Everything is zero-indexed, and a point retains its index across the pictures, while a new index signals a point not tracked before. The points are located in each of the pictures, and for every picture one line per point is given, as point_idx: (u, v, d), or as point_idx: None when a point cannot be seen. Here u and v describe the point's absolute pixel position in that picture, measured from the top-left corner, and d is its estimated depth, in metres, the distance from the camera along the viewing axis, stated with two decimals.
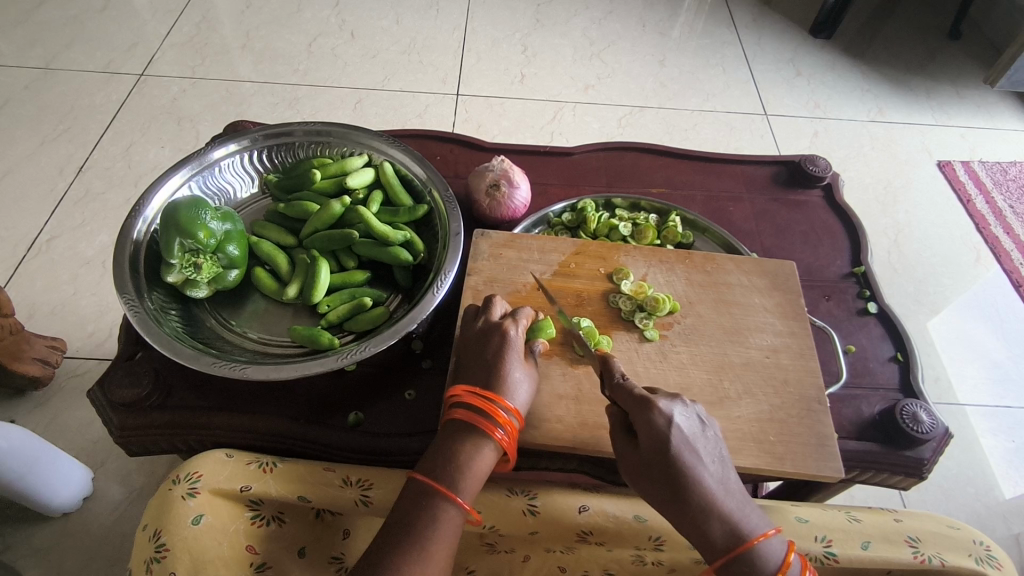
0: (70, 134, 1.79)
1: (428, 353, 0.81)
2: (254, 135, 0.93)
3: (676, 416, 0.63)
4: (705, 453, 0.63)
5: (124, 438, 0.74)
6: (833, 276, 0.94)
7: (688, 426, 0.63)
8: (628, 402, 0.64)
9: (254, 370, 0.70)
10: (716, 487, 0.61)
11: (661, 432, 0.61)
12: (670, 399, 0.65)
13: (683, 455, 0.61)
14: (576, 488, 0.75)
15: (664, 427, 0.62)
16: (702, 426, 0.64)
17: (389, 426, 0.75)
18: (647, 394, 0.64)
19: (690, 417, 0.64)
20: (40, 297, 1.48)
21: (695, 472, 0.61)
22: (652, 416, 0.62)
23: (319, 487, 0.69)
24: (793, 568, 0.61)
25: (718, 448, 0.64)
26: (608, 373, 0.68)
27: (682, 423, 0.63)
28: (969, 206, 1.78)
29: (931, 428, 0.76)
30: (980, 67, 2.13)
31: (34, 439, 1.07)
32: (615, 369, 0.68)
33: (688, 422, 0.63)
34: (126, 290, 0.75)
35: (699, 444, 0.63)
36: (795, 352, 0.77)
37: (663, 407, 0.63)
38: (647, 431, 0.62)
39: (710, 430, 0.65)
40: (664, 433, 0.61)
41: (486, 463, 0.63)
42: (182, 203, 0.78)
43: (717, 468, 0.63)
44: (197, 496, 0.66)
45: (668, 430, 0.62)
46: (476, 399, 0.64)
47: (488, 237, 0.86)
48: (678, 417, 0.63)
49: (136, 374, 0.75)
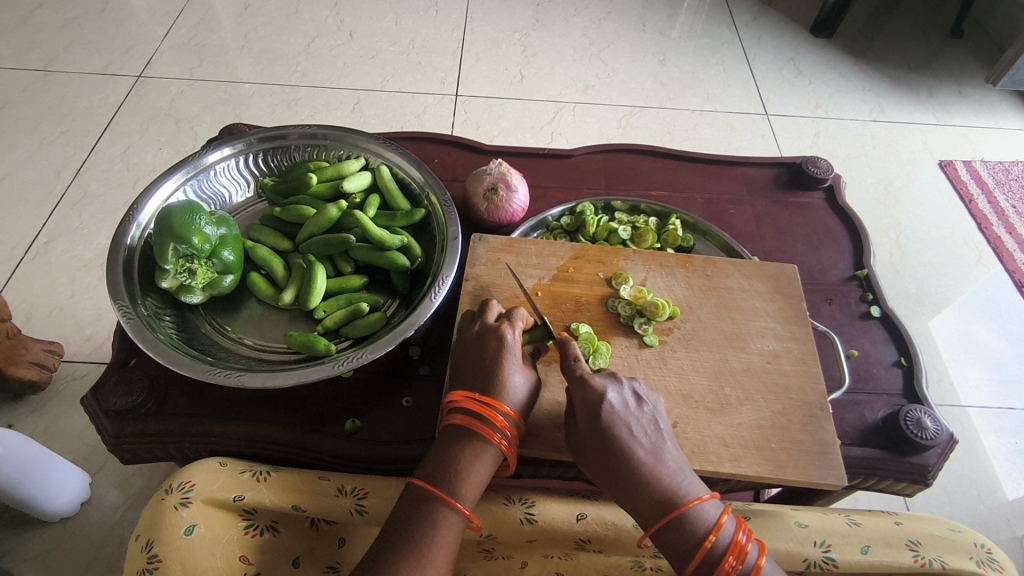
0: (68, 137, 1.78)
1: (426, 359, 0.80)
2: (250, 138, 0.92)
3: (608, 390, 0.65)
4: (638, 427, 0.64)
5: (118, 446, 0.73)
6: (835, 280, 0.93)
7: (620, 401, 0.65)
8: (568, 380, 0.68)
9: (249, 378, 0.69)
10: (647, 458, 0.63)
11: (592, 405, 0.64)
12: (607, 377, 0.67)
13: (612, 425, 0.64)
14: (574, 495, 0.73)
15: (596, 400, 0.65)
16: (639, 402, 0.66)
17: (387, 433, 0.74)
18: (584, 372, 0.67)
19: (625, 393, 0.66)
20: (38, 300, 1.47)
21: (626, 444, 0.63)
22: (585, 392, 0.65)
23: (313, 496, 0.69)
24: (726, 530, 0.61)
25: (656, 423, 0.66)
26: (564, 355, 0.70)
27: (615, 398, 0.65)
28: (971, 206, 1.77)
29: (935, 435, 0.75)
30: (982, 66, 2.12)
31: (31, 444, 1.07)
32: (574, 351, 0.70)
33: (621, 398, 0.66)
34: (119, 297, 0.74)
35: (631, 417, 0.65)
36: (797, 357, 0.76)
37: (596, 384, 0.66)
38: (582, 405, 0.65)
39: (648, 406, 0.66)
40: (595, 406, 0.64)
41: (486, 468, 0.62)
42: (176, 208, 0.77)
43: (651, 441, 0.64)
44: (190, 506, 0.65)
45: (599, 403, 0.64)
46: (475, 405, 0.63)
47: (486, 242, 0.85)
48: (611, 392, 0.65)
49: (130, 381, 0.74)
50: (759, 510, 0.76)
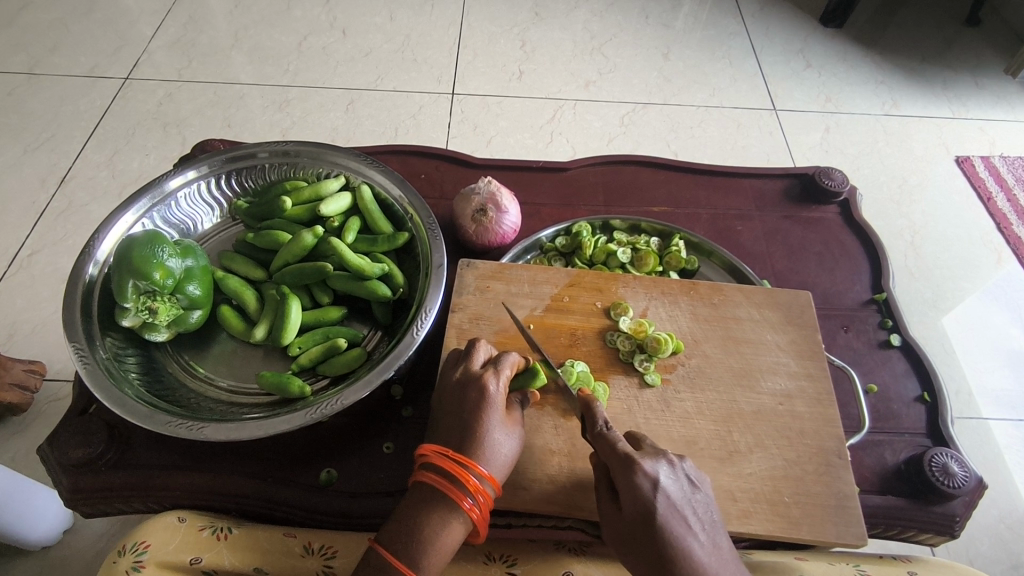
0: (52, 143, 1.72)
1: (409, 400, 0.74)
2: (213, 160, 0.86)
3: (661, 478, 0.57)
4: (694, 519, 0.56)
5: (74, 502, 0.68)
6: (851, 303, 0.87)
7: (675, 488, 0.57)
8: (610, 458, 0.58)
9: (212, 430, 0.64)
10: (709, 559, 0.54)
11: (645, 496, 0.55)
12: (656, 458, 0.58)
13: (670, 522, 0.55)
14: (561, 550, 0.67)
15: (649, 490, 0.56)
16: (692, 487, 0.58)
17: (366, 484, 0.68)
18: (630, 452, 0.58)
19: (679, 477, 0.58)
20: (21, 315, 1.40)
21: (684, 542, 0.55)
22: (635, 478, 0.56)
23: (277, 556, 0.63)
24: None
25: (709, 513, 0.58)
26: (591, 421, 0.61)
27: (669, 486, 0.57)
28: (989, 204, 1.69)
29: (963, 482, 0.69)
30: (1000, 55, 2.03)
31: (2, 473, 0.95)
32: (600, 414, 0.61)
33: (675, 484, 0.57)
34: (75, 338, 0.69)
35: (688, 510, 0.56)
36: (812, 397, 0.70)
37: (647, 468, 0.57)
38: (630, 495, 0.56)
39: (701, 493, 0.58)
40: (648, 497, 0.55)
41: (453, 538, 0.57)
42: (137, 239, 0.72)
43: (708, 536, 0.56)
44: (142, 570, 0.60)
45: (652, 494, 0.55)
46: (447, 463, 0.58)
47: (475, 268, 0.79)
48: (663, 478, 0.57)
49: (87, 431, 0.69)
50: (760, 563, 0.69)
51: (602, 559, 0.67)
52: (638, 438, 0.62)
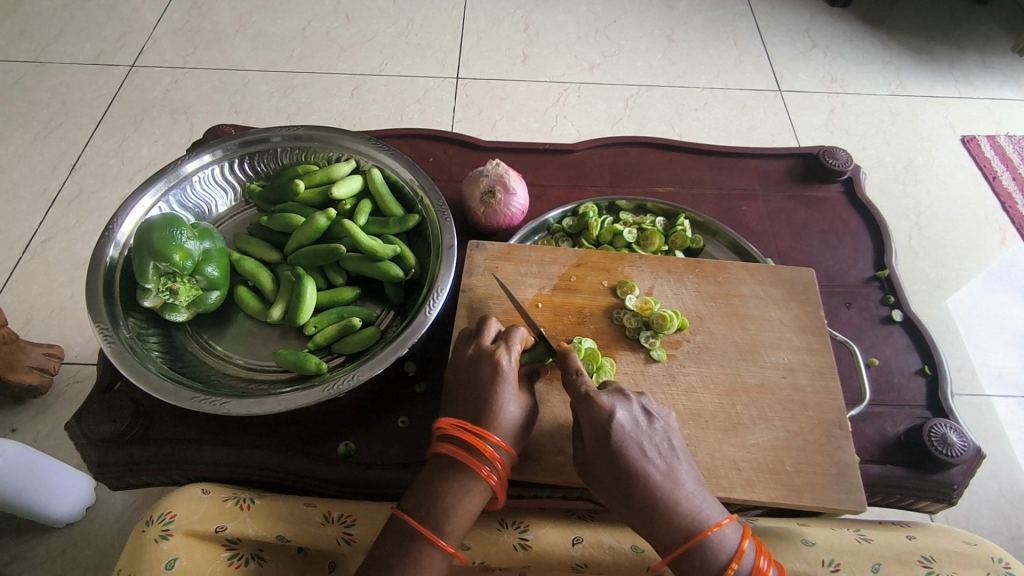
0: (62, 131, 1.73)
1: (422, 376, 0.77)
2: (230, 144, 0.88)
3: (617, 411, 0.60)
4: (651, 446, 0.60)
5: (103, 474, 0.71)
6: (854, 281, 0.88)
7: (630, 420, 0.60)
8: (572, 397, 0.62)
9: (235, 406, 0.66)
10: (664, 481, 0.59)
11: (601, 427, 0.59)
12: (615, 394, 0.62)
13: (624, 449, 0.59)
14: (571, 517, 0.70)
15: (605, 421, 0.59)
16: (649, 418, 0.61)
17: (382, 456, 0.71)
18: (589, 388, 0.61)
19: (635, 410, 0.61)
20: (37, 301, 1.42)
21: (638, 466, 0.59)
22: (592, 412, 0.60)
23: (298, 525, 0.66)
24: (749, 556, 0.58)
25: (669, 440, 0.61)
26: (565, 366, 0.64)
27: (625, 418, 0.60)
28: (995, 183, 1.69)
29: (961, 451, 0.71)
30: (1007, 33, 2.01)
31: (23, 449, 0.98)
32: (573, 363, 0.64)
33: (631, 415, 0.61)
34: (99, 318, 0.71)
35: (644, 438, 0.60)
36: (814, 370, 0.72)
37: (604, 403, 0.60)
38: (590, 427, 0.60)
39: (659, 423, 0.62)
40: (605, 428, 0.59)
41: (474, 504, 0.59)
42: (156, 223, 0.74)
43: (667, 462, 0.60)
44: (170, 539, 0.63)
45: (608, 424, 0.59)
46: (465, 434, 0.60)
47: (484, 249, 0.80)
48: (620, 412, 0.60)
49: (112, 407, 0.72)
50: (766, 527, 0.71)
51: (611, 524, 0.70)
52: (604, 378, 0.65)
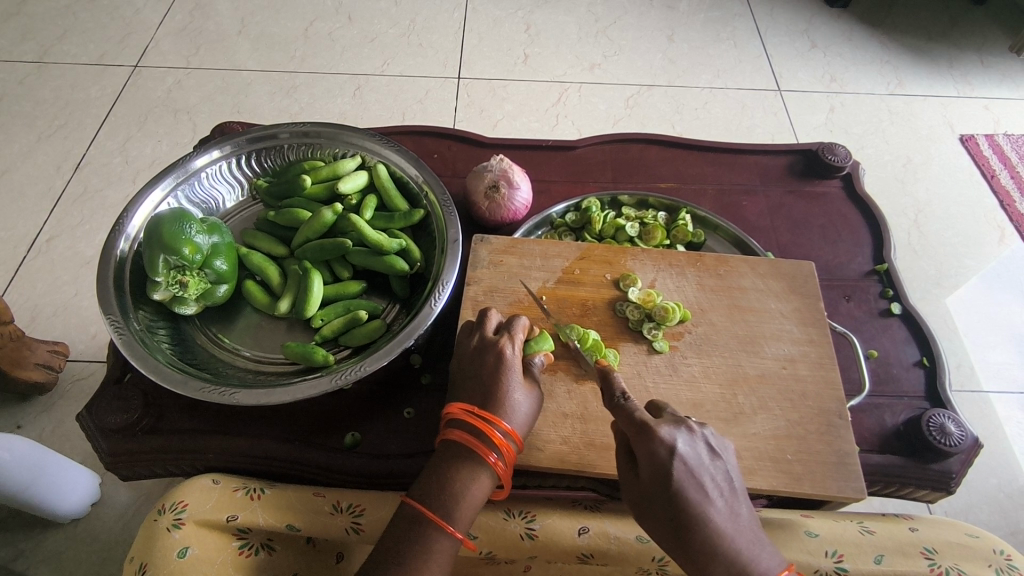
0: (66, 130, 1.74)
1: (428, 368, 0.78)
2: (238, 140, 0.89)
3: (679, 444, 0.59)
4: (712, 485, 0.59)
5: (113, 464, 0.72)
6: (853, 274, 0.90)
7: (693, 456, 0.59)
8: (628, 427, 0.61)
9: (244, 396, 0.67)
10: (725, 522, 0.58)
11: (662, 462, 0.58)
12: (674, 425, 0.61)
13: (685, 488, 0.58)
14: (577, 507, 0.71)
15: (666, 456, 0.58)
16: (712, 455, 0.60)
17: (389, 447, 0.72)
18: (647, 419, 0.60)
19: (697, 445, 0.60)
20: (42, 299, 1.43)
21: (701, 507, 0.58)
22: (653, 445, 0.59)
23: (308, 514, 0.67)
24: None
25: (728, 479, 0.60)
26: (610, 392, 0.63)
27: (687, 452, 0.59)
28: (993, 182, 1.70)
29: (960, 440, 0.72)
30: (1004, 33, 2.02)
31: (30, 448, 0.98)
32: (617, 386, 0.63)
33: (694, 451, 0.60)
34: (110, 310, 0.72)
35: (705, 476, 0.59)
36: (814, 361, 0.73)
37: (664, 435, 0.59)
38: (649, 462, 0.59)
39: (720, 460, 0.61)
40: (666, 464, 0.58)
41: (482, 490, 0.60)
42: (166, 217, 0.75)
43: (726, 502, 0.59)
44: (182, 528, 0.64)
45: (669, 460, 0.58)
46: (473, 419, 0.61)
47: (488, 242, 0.81)
48: (682, 445, 0.59)
49: (125, 398, 0.73)
50: (768, 518, 0.72)
51: (616, 514, 0.71)
52: (659, 408, 0.65)
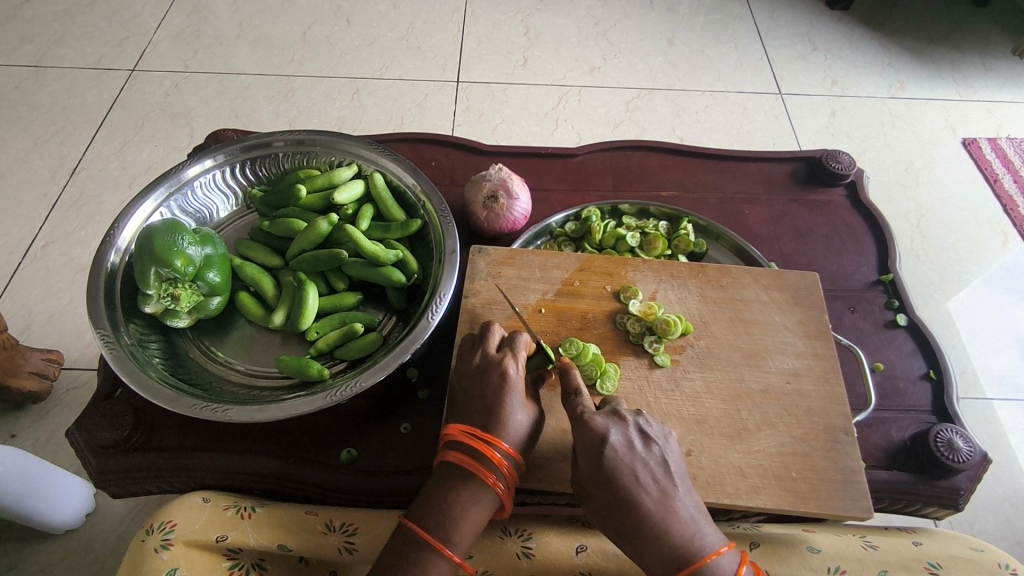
0: (62, 135, 1.73)
1: (425, 382, 0.76)
2: (232, 148, 0.88)
3: (610, 431, 0.60)
4: (645, 470, 0.59)
5: (103, 482, 0.70)
6: (858, 285, 0.88)
7: (624, 442, 0.60)
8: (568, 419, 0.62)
9: (237, 412, 0.65)
10: (655, 506, 0.57)
11: (591, 448, 0.59)
12: (610, 415, 0.62)
13: (615, 473, 0.58)
14: (576, 526, 0.70)
15: (598, 443, 0.59)
16: (646, 442, 0.60)
17: (385, 463, 0.71)
18: (585, 411, 0.62)
19: (630, 433, 0.61)
20: (36, 306, 1.41)
21: (631, 491, 0.57)
22: (585, 433, 0.60)
23: (300, 533, 0.66)
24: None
25: (666, 465, 0.60)
26: (567, 387, 0.65)
27: (618, 440, 0.59)
28: (996, 186, 1.68)
29: (968, 456, 0.70)
30: (1007, 35, 2.01)
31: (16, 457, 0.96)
32: (574, 381, 0.65)
33: (625, 439, 0.60)
34: (100, 324, 0.71)
35: (636, 462, 0.59)
36: (819, 375, 0.72)
37: (596, 425, 0.60)
38: (582, 450, 0.60)
39: (656, 446, 0.60)
40: (594, 450, 0.59)
41: (482, 513, 0.59)
42: (158, 228, 0.73)
43: (660, 487, 0.58)
44: (170, 548, 0.62)
45: (598, 446, 0.59)
46: (474, 440, 0.60)
47: (486, 254, 0.80)
48: (612, 433, 0.60)
49: (114, 415, 0.72)
50: (770, 535, 0.71)
51: None
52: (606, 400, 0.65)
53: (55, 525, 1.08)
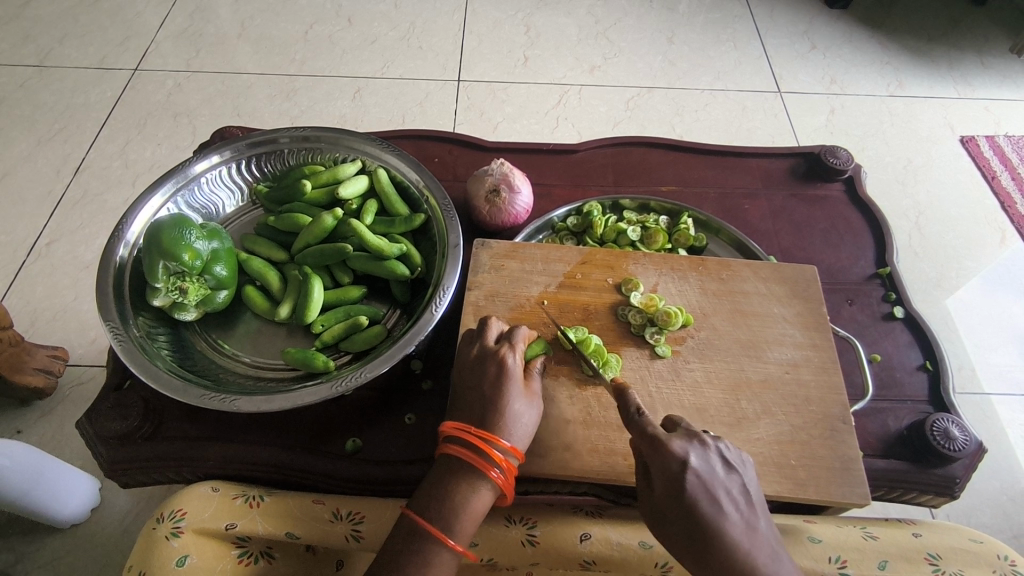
0: (66, 134, 1.74)
1: (428, 373, 0.77)
2: (238, 145, 0.89)
3: (692, 457, 0.59)
4: (727, 498, 0.58)
5: (113, 472, 0.71)
6: (856, 278, 0.89)
7: (706, 469, 0.59)
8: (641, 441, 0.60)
9: (244, 402, 0.67)
10: (742, 537, 0.57)
11: (675, 475, 0.58)
12: (686, 439, 0.60)
13: (700, 501, 0.57)
14: (579, 513, 0.71)
15: (679, 469, 0.58)
16: (727, 469, 0.60)
17: (390, 453, 0.72)
18: (660, 432, 0.60)
19: (712, 459, 0.60)
20: (41, 303, 1.42)
21: (717, 521, 0.57)
22: (666, 458, 0.58)
23: (307, 522, 0.67)
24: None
25: (745, 493, 0.60)
26: (624, 407, 0.63)
27: (701, 466, 0.59)
28: (994, 183, 1.70)
29: (963, 445, 0.72)
30: (1005, 34, 2.02)
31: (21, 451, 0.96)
32: (631, 400, 0.64)
33: (707, 464, 0.59)
34: (109, 316, 0.72)
35: (720, 489, 0.58)
36: (817, 366, 0.73)
37: (677, 449, 0.59)
38: (663, 475, 0.58)
39: (735, 473, 0.60)
40: (679, 477, 0.58)
41: (482, 503, 0.60)
42: (165, 222, 0.74)
43: (744, 516, 0.58)
44: (181, 536, 0.64)
45: (683, 472, 0.58)
46: (470, 437, 0.61)
47: (489, 247, 0.81)
48: (694, 458, 0.59)
49: (125, 406, 0.73)
50: (771, 524, 0.71)
51: (618, 519, 0.70)
52: (674, 422, 0.64)
53: (61, 517, 1.09)
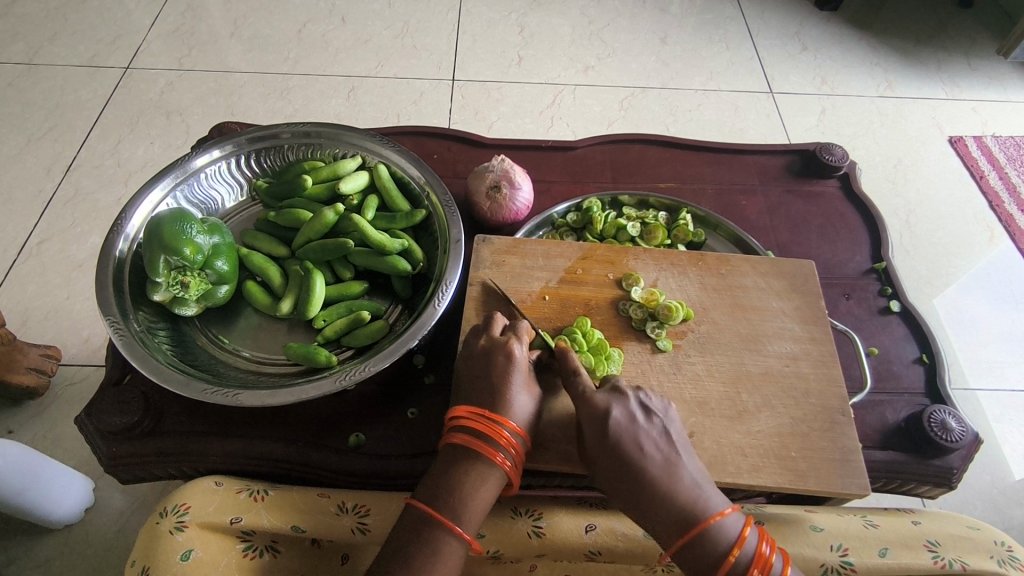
0: (57, 132, 1.72)
1: (431, 367, 0.78)
2: (239, 139, 0.89)
3: (614, 407, 0.63)
4: (649, 441, 0.61)
5: (113, 468, 0.71)
6: (852, 273, 0.91)
7: (626, 416, 0.62)
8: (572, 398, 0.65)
9: (248, 396, 0.66)
10: (662, 472, 0.60)
11: (596, 424, 0.62)
12: (611, 391, 0.64)
13: (622, 444, 0.61)
14: (583, 505, 0.71)
15: (601, 418, 0.62)
16: (648, 414, 0.63)
17: (393, 447, 0.72)
18: (587, 389, 0.64)
19: (632, 405, 0.63)
20: (32, 303, 1.41)
21: (638, 461, 0.60)
22: (589, 410, 0.63)
23: (313, 515, 0.67)
24: (750, 543, 0.58)
25: (667, 435, 0.62)
26: (565, 368, 0.67)
27: (620, 413, 0.62)
28: (983, 182, 1.72)
29: (960, 436, 0.73)
30: (991, 36, 2.05)
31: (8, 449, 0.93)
32: (573, 363, 0.67)
33: (628, 412, 0.63)
34: (110, 311, 0.71)
35: (640, 433, 0.62)
36: (816, 359, 0.74)
37: (599, 402, 0.63)
38: (587, 424, 0.63)
39: (658, 417, 0.63)
40: (600, 426, 0.62)
41: (489, 493, 0.60)
42: (166, 217, 0.74)
43: (665, 454, 0.61)
44: (186, 530, 0.63)
45: (603, 422, 0.62)
46: (477, 423, 0.61)
47: (490, 243, 0.81)
48: (615, 408, 0.63)
49: (125, 400, 0.73)
50: (774, 514, 0.72)
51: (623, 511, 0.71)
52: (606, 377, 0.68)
53: (53, 518, 1.07)
